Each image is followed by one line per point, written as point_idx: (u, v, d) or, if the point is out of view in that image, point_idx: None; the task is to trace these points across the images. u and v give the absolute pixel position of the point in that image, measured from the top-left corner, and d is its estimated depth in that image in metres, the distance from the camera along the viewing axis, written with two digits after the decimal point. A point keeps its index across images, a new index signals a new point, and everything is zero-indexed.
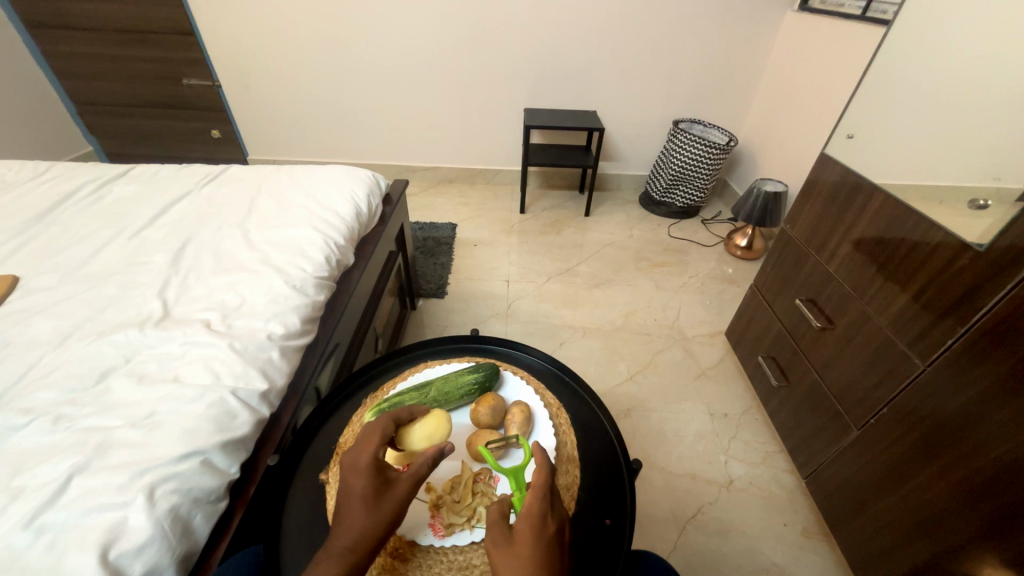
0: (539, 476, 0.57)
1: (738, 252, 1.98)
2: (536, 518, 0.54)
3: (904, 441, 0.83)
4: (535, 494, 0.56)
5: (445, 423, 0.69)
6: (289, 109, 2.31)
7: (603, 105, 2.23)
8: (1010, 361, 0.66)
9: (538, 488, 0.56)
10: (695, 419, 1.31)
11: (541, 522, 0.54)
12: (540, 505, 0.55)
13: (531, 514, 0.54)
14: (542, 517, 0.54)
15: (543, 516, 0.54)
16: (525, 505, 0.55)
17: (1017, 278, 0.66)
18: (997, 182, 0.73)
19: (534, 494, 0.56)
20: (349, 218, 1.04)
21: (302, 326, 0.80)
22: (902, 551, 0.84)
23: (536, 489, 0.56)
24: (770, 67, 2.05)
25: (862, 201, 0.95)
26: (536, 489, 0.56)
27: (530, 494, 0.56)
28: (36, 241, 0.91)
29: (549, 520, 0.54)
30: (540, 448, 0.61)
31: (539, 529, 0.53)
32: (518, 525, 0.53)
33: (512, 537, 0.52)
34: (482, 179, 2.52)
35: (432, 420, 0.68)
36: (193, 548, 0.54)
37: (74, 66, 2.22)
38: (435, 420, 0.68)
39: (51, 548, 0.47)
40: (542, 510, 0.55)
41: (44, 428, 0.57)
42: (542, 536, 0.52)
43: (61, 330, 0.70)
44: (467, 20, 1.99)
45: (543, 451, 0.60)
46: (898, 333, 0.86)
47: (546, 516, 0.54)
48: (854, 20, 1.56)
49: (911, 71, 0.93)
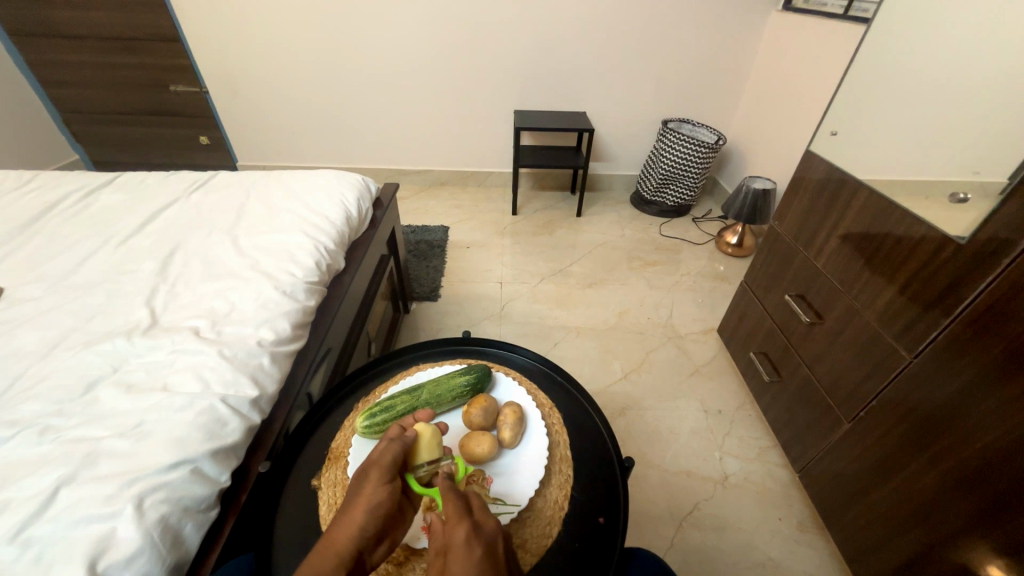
0: (451, 503, 0.54)
1: (729, 250, 2.00)
2: (459, 548, 0.49)
3: (894, 432, 0.84)
4: (457, 523, 0.52)
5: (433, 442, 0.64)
6: (279, 116, 2.31)
7: (591, 106, 2.24)
8: (996, 349, 0.67)
9: (454, 514, 0.53)
10: (690, 416, 1.32)
11: (466, 551, 0.49)
12: (463, 531, 0.51)
13: (457, 538, 0.50)
14: (466, 543, 0.50)
15: (467, 542, 0.50)
16: (452, 525, 0.52)
17: (998, 268, 0.67)
18: (976, 176, 0.74)
19: (453, 524, 0.52)
20: (338, 222, 1.05)
21: (293, 331, 0.79)
22: (894, 540, 0.85)
23: (454, 517, 0.52)
24: (756, 65, 2.07)
25: (847, 197, 0.97)
26: (458, 513, 0.53)
27: (453, 526, 0.52)
28: (22, 251, 0.90)
29: (475, 545, 0.50)
30: (443, 479, 0.57)
31: (463, 557, 0.49)
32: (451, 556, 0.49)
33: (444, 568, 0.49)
34: (474, 181, 2.53)
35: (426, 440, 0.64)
36: (183, 558, 0.53)
37: (57, 74, 2.19)
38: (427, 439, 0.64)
39: (39, 562, 0.46)
40: (464, 535, 0.51)
41: (30, 440, 0.56)
42: (469, 564, 0.48)
43: (48, 341, 0.70)
44: (454, 23, 2.00)
45: (445, 480, 0.57)
46: (884, 325, 0.88)
47: (471, 540, 0.50)
48: (838, 20, 1.58)
49: (892, 68, 0.95)
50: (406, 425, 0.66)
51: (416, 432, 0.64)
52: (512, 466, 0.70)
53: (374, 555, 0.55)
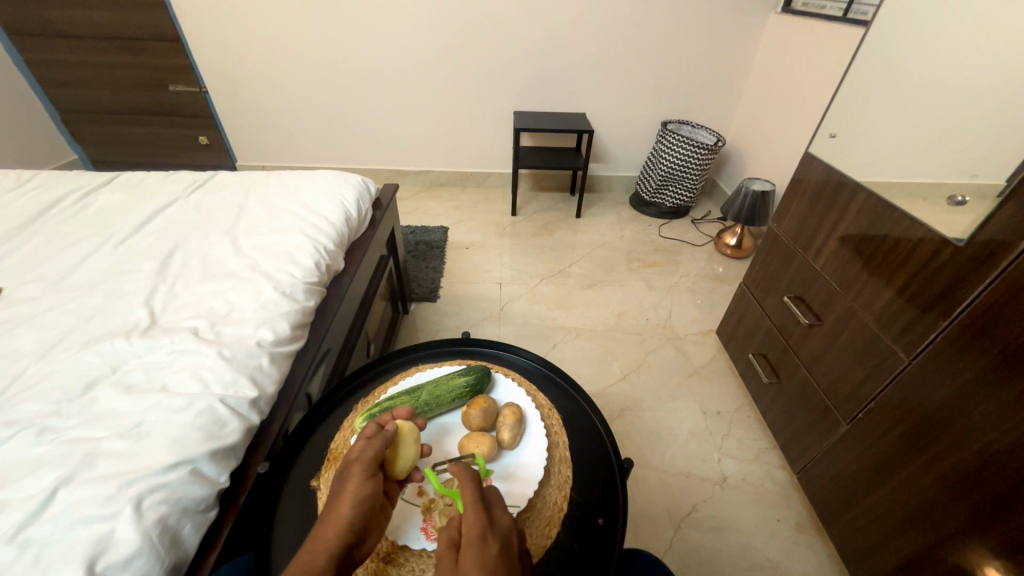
0: (469, 494, 0.54)
1: (728, 251, 2.00)
2: (475, 542, 0.49)
3: (891, 434, 0.84)
4: (473, 516, 0.52)
5: (411, 440, 0.64)
6: (278, 116, 2.31)
7: (591, 107, 2.24)
8: (994, 351, 0.67)
9: (470, 508, 0.53)
10: (689, 417, 1.32)
11: (482, 545, 0.49)
12: (477, 525, 0.51)
13: (470, 532, 0.51)
14: (481, 537, 0.50)
15: (481, 537, 0.50)
16: (466, 518, 0.52)
17: (997, 270, 0.67)
18: (975, 179, 0.74)
19: (468, 517, 0.52)
20: (338, 223, 1.05)
21: (292, 332, 0.79)
22: (892, 542, 0.85)
23: (468, 509, 0.53)
24: (755, 67, 2.08)
25: (846, 199, 0.98)
26: (472, 506, 0.53)
27: (468, 519, 0.52)
28: (22, 250, 0.90)
29: (491, 540, 0.50)
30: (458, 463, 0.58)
31: (479, 549, 0.49)
32: (465, 550, 0.49)
33: (458, 562, 0.48)
34: (473, 182, 2.52)
35: (409, 436, 0.64)
36: (182, 559, 0.53)
37: (55, 73, 2.19)
38: (407, 436, 0.64)
39: (37, 562, 0.46)
40: (479, 529, 0.51)
41: (28, 440, 0.56)
42: (485, 558, 0.48)
43: (46, 340, 0.70)
44: (453, 24, 2.00)
45: (459, 464, 0.58)
46: (883, 327, 0.88)
47: (485, 534, 0.51)
48: (836, 22, 1.58)
49: (890, 71, 0.95)
50: (385, 421, 0.66)
51: (396, 426, 0.64)
52: (507, 468, 0.70)
53: (363, 548, 0.56)
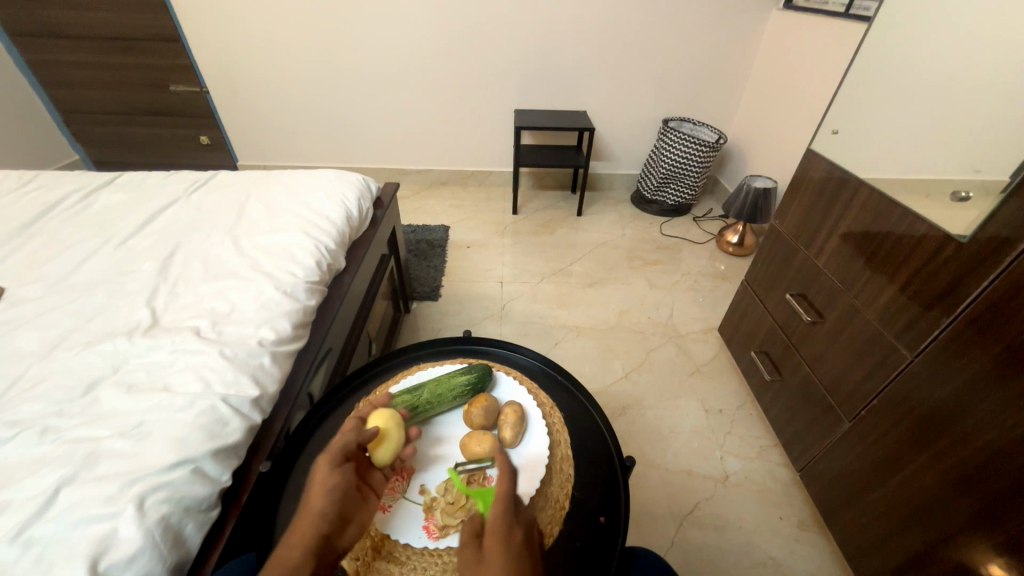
0: (504, 486, 0.57)
1: (730, 249, 1.99)
2: (499, 534, 0.52)
3: (894, 431, 0.84)
4: (502, 510, 0.55)
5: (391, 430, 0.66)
6: (279, 115, 2.31)
7: (592, 105, 2.24)
8: (997, 348, 0.66)
9: (500, 501, 0.56)
10: (691, 415, 1.32)
11: (506, 537, 0.52)
12: (503, 518, 0.54)
13: (496, 524, 0.53)
14: (506, 528, 0.53)
15: (505, 531, 0.53)
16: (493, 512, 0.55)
17: (1001, 266, 0.67)
18: (977, 174, 0.74)
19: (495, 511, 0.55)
20: (339, 223, 1.05)
21: (293, 331, 0.79)
22: (895, 539, 0.85)
23: (500, 500, 0.56)
24: (757, 63, 2.06)
25: (848, 195, 0.97)
26: (506, 502, 0.56)
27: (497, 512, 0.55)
28: (24, 250, 0.90)
29: (514, 531, 0.53)
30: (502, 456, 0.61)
31: (504, 541, 0.52)
32: (489, 545, 0.52)
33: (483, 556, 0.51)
34: (475, 181, 2.52)
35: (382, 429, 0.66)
36: (185, 557, 0.53)
37: (57, 75, 2.20)
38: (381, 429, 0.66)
39: (40, 562, 0.46)
40: (506, 522, 0.54)
41: (31, 441, 0.56)
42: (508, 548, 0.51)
43: (48, 341, 0.70)
44: (454, 22, 1.99)
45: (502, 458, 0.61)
46: (885, 325, 0.88)
47: (509, 528, 0.53)
48: (839, 18, 1.57)
49: (894, 65, 0.94)
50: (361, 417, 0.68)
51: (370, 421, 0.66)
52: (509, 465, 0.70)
53: (343, 540, 0.56)
